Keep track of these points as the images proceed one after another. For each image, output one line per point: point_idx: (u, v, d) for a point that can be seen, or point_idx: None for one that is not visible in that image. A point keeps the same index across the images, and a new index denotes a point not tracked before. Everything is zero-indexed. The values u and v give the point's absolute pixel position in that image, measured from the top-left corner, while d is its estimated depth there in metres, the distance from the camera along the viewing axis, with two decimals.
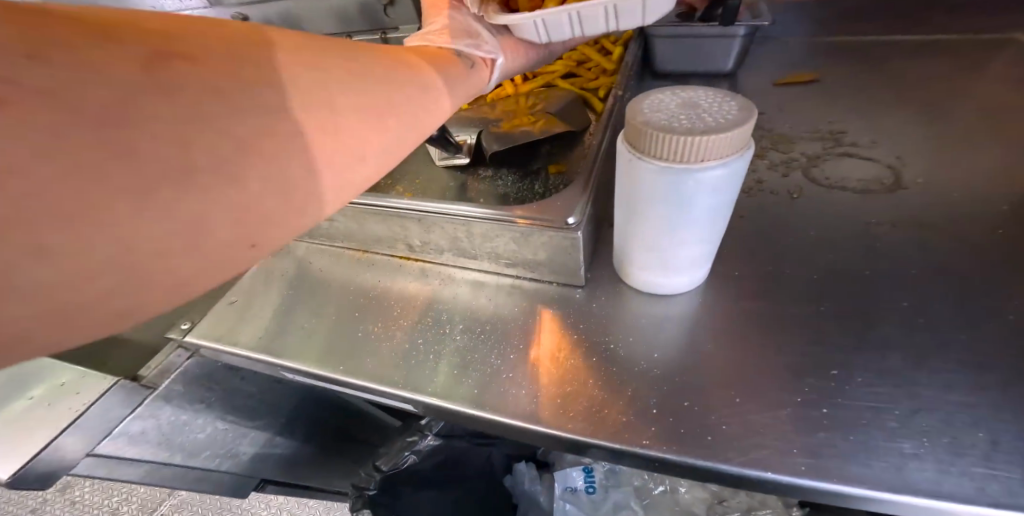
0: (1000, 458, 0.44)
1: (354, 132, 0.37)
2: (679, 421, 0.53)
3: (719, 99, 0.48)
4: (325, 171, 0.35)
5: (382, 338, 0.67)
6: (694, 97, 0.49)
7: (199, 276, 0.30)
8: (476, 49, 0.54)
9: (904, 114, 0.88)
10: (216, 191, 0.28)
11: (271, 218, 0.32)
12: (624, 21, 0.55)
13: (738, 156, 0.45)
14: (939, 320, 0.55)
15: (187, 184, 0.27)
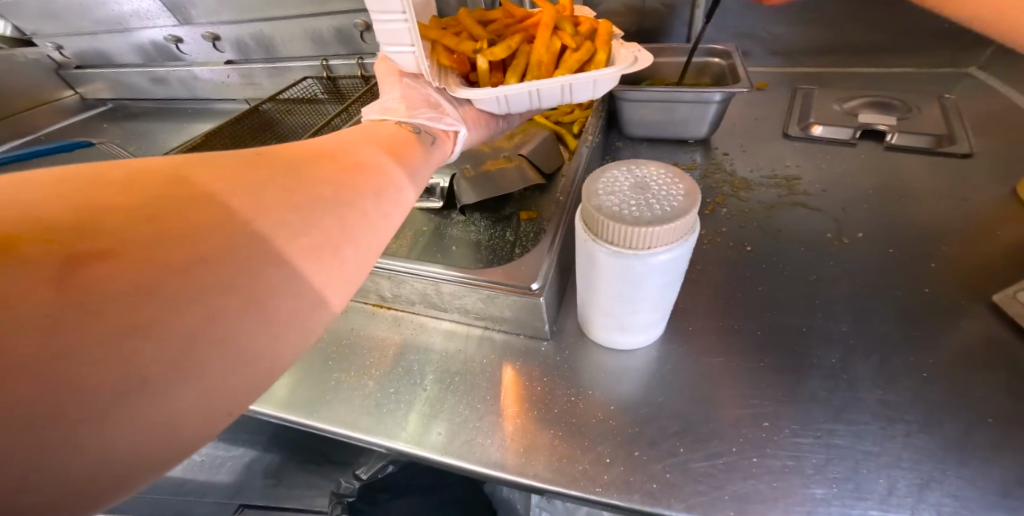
0: (894, 502, 0.49)
1: (341, 236, 0.41)
2: (628, 470, 0.56)
3: (671, 178, 0.48)
4: (310, 277, 0.38)
5: (354, 387, 0.70)
6: (646, 176, 0.49)
7: (213, 410, 0.31)
8: (439, 123, 0.61)
9: (854, 157, 0.93)
10: (230, 320, 0.32)
11: (272, 333, 0.34)
12: (575, 96, 0.65)
13: (683, 240, 0.47)
14: (864, 372, 0.60)
15: (185, 325, 0.30)
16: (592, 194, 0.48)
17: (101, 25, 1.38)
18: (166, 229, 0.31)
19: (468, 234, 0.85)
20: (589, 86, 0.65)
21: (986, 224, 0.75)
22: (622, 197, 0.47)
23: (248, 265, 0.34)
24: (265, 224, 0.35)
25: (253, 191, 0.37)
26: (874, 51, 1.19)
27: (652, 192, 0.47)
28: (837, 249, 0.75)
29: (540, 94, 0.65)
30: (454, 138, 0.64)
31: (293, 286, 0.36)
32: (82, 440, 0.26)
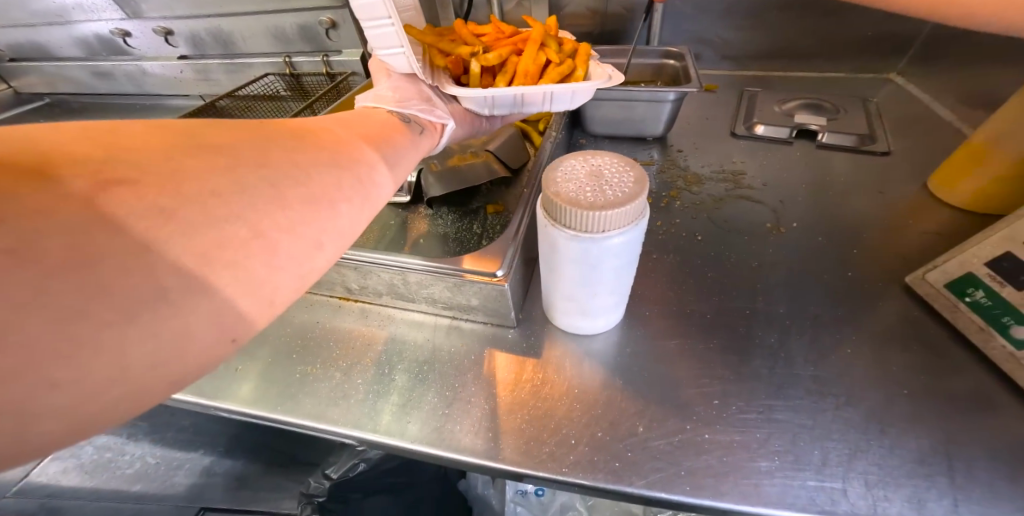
0: (828, 471, 0.54)
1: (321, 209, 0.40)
2: (592, 450, 0.59)
3: (623, 168, 0.52)
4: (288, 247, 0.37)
5: (320, 379, 0.70)
6: (600, 165, 0.52)
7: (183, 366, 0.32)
8: (428, 115, 0.63)
9: (793, 154, 1.01)
10: (200, 279, 0.31)
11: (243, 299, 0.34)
12: (556, 105, 0.70)
13: (635, 224, 0.51)
14: (799, 351, 0.65)
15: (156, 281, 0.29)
16: (551, 181, 0.51)
17: (39, 17, 1.31)
18: (141, 182, 0.31)
19: (436, 228, 0.87)
20: (569, 94, 0.69)
21: (903, 214, 0.83)
22: (579, 184, 0.50)
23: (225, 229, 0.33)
24: (239, 185, 0.35)
25: (232, 155, 0.37)
26: (810, 57, 1.29)
27: (605, 180, 0.50)
28: (777, 238, 0.81)
29: (525, 99, 0.69)
30: (442, 131, 0.66)
31: (268, 253, 0.36)
32: (34, 387, 0.26)
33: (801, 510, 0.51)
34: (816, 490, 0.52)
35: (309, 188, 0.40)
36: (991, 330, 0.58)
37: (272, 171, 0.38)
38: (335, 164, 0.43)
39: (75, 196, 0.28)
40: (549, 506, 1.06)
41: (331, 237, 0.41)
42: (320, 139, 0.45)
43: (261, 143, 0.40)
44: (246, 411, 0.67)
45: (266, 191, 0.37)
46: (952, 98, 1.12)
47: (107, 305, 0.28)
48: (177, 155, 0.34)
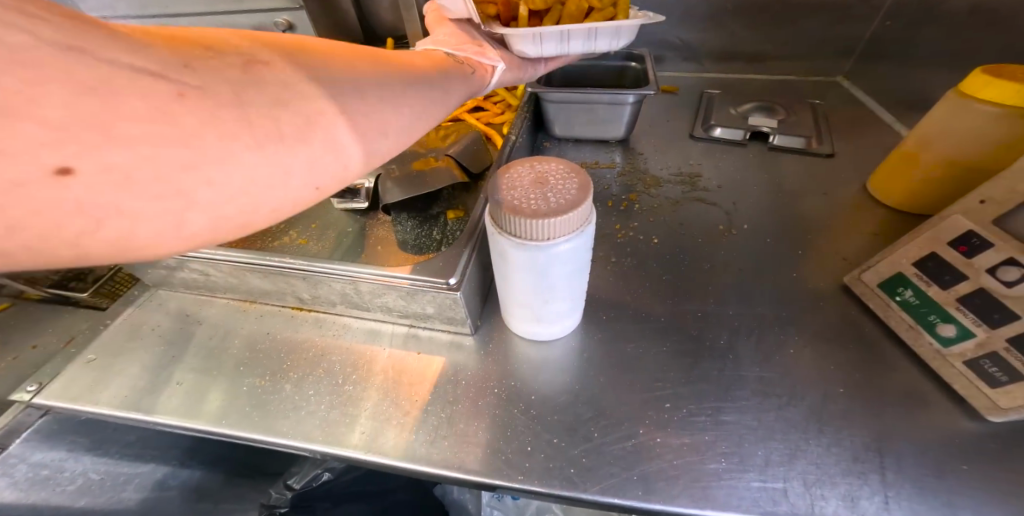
0: (772, 471, 0.55)
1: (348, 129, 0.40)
2: (548, 456, 0.60)
3: (567, 174, 0.52)
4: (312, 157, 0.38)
5: (268, 391, 0.68)
6: (544, 172, 0.52)
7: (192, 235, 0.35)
8: (477, 55, 0.67)
9: (747, 156, 1.04)
10: (222, 165, 0.34)
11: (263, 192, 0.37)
12: (602, 43, 0.72)
13: (581, 229, 0.51)
14: (746, 351, 0.67)
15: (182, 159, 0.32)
16: (495, 189, 0.51)
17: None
18: (135, 106, 0.30)
19: (395, 234, 0.86)
20: (613, 30, 0.70)
21: (847, 214, 0.87)
22: (523, 191, 0.50)
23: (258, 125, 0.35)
24: (274, 92, 0.36)
25: (231, 70, 0.34)
26: (764, 60, 1.33)
27: (549, 187, 0.51)
28: (729, 239, 0.83)
29: (570, 39, 0.71)
30: (492, 72, 0.69)
31: (294, 157, 0.37)
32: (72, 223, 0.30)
33: (746, 512, 0.52)
34: (760, 490, 0.54)
35: (294, 126, 0.36)
36: (919, 328, 0.60)
37: (263, 98, 0.35)
38: (335, 101, 0.39)
39: (63, 72, 0.28)
40: (524, 508, 1.06)
41: (312, 188, 0.40)
42: (331, 66, 0.41)
43: (270, 65, 0.37)
44: (191, 426, 0.64)
45: (248, 124, 0.34)
46: (893, 100, 1.18)
47: (84, 215, 0.30)
48: (192, 70, 0.33)
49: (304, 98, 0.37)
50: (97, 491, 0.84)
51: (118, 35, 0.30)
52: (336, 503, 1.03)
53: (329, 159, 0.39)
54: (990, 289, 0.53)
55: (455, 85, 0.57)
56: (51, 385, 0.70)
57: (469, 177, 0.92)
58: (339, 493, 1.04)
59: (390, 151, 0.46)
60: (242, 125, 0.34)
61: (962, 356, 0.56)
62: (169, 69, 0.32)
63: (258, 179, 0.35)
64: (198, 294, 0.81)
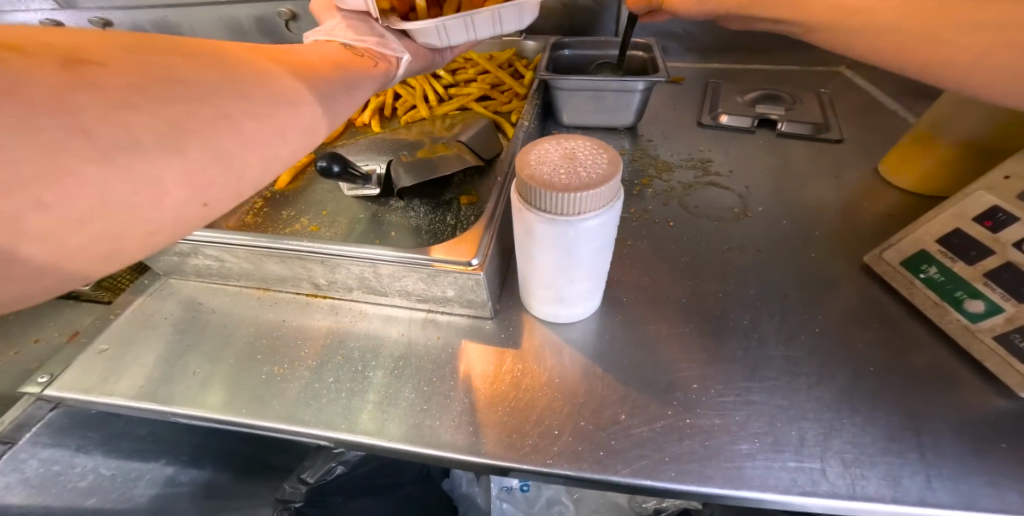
0: (807, 452, 0.54)
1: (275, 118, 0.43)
2: (576, 440, 0.59)
3: (596, 150, 0.52)
4: (243, 148, 0.41)
5: (287, 379, 0.67)
6: (573, 147, 0.52)
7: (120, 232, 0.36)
8: (385, 49, 0.68)
9: (756, 143, 1.04)
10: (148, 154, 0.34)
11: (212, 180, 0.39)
12: (505, 25, 0.73)
13: (607, 206, 0.51)
14: (768, 333, 0.67)
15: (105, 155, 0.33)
16: (525, 162, 0.50)
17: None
18: (44, 103, 0.31)
19: (408, 220, 0.85)
20: (515, 13, 0.71)
21: (858, 197, 0.87)
22: (553, 166, 0.50)
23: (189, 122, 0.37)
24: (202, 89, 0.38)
25: (85, 79, 0.33)
26: (767, 50, 1.34)
27: (579, 162, 0.50)
28: (744, 222, 0.83)
29: (474, 26, 0.72)
30: (397, 64, 0.69)
31: (225, 145, 0.39)
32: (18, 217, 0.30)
33: (783, 492, 0.51)
34: (796, 471, 0.53)
35: (152, 133, 0.35)
36: (945, 305, 0.60)
37: (99, 104, 0.33)
38: (219, 107, 0.39)
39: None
40: (535, 500, 1.07)
41: (237, 172, 0.41)
42: (198, 65, 0.39)
43: (135, 71, 0.35)
44: (209, 416, 0.63)
45: (84, 133, 0.32)
46: (893, 88, 1.19)
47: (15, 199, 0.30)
48: (83, 74, 0.33)
49: (206, 103, 0.38)
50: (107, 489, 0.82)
51: None
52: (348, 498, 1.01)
53: (263, 147, 0.42)
54: (1017, 262, 0.53)
55: (349, 85, 0.56)
56: (62, 376, 0.68)
57: (481, 163, 0.91)
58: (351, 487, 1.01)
59: (291, 157, 0.47)
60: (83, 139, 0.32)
61: (991, 331, 0.56)
62: (17, 80, 0.30)
63: (112, 194, 0.33)
64: (209, 283, 0.80)
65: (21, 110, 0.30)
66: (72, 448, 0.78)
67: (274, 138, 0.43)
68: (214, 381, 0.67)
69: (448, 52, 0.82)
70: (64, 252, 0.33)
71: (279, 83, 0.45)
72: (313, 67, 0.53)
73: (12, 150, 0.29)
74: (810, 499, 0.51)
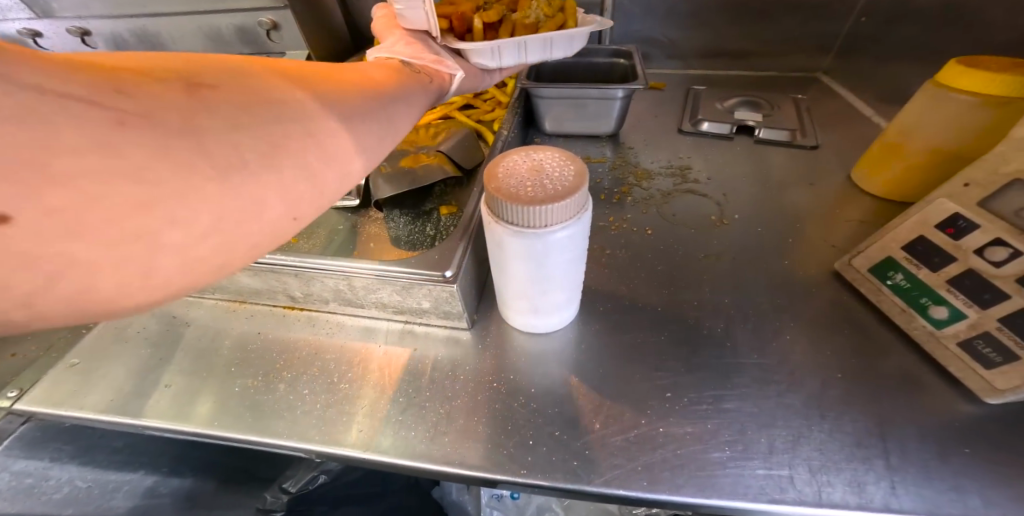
0: (776, 459, 0.55)
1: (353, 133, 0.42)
2: (551, 450, 0.59)
3: (562, 162, 0.52)
4: (326, 166, 0.39)
5: (262, 391, 0.66)
6: (539, 161, 0.52)
7: (205, 259, 0.34)
8: (439, 64, 0.67)
9: (735, 149, 1.06)
10: (235, 176, 0.33)
11: (297, 199, 0.38)
12: (558, 49, 0.75)
13: (572, 216, 0.51)
14: (741, 340, 0.67)
15: (198, 178, 0.31)
16: (491, 177, 0.51)
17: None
18: (135, 119, 0.29)
19: (387, 231, 0.85)
20: (566, 39, 0.74)
21: (833, 203, 0.88)
22: (519, 179, 0.50)
23: (280, 142, 0.35)
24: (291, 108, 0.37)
25: (177, 94, 0.31)
26: (746, 56, 1.35)
27: (543, 174, 0.50)
28: (721, 230, 0.84)
29: (528, 48, 0.74)
30: (451, 81, 0.68)
31: (314, 160, 0.38)
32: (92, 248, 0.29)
33: (752, 500, 0.52)
34: (765, 478, 0.53)
35: (257, 154, 0.34)
36: (911, 311, 0.61)
37: (200, 123, 0.31)
38: (301, 124, 0.37)
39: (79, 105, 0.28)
40: (524, 507, 1.06)
41: (319, 189, 0.39)
42: (280, 83, 0.38)
43: (220, 88, 0.34)
44: (180, 430, 0.62)
45: (202, 151, 0.31)
46: (869, 93, 1.21)
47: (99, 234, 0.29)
48: (172, 89, 0.31)
49: (292, 118, 0.37)
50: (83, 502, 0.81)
51: (51, 61, 0.28)
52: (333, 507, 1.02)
53: (343, 165, 0.41)
54: (978, 271, 0.54)
55: (410, 97, 0.54)
56: (34, 390, 0.68)
57: (461, 172, 0.92)
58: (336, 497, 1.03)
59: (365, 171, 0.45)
60: (197, 155, 0.31)
61: (955, 337, 0.56)
62: (105, 96, 0.29)
63: (207, 219, 0.32)
64: (185, 296, 0.79)
65: (107, 130, 0.28)
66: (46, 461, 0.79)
67: (352, 154, 0.42)
68: (220, 399, 0.66)
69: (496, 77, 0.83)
70: (176, 270, 0.33)
71: (354, 98, 0.44)
72: (380, 79, 0.51)
73: (108, 174, 0.28)
74: (779, 506, 0.51)
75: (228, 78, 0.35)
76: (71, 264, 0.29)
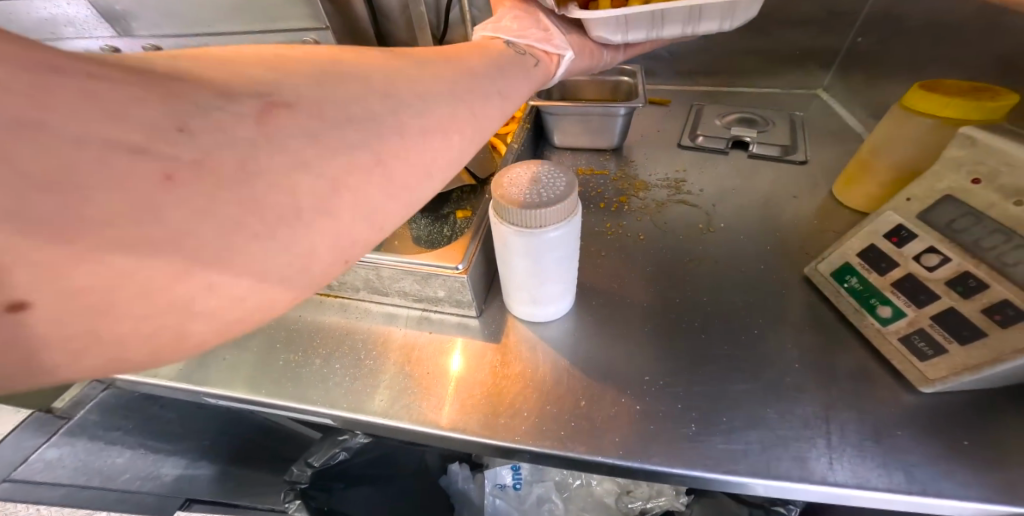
0: (737, 434, 0.64)
1: (415, 151, 0.44)
2: (542, 420, 0.69)
3: (556, 173, 0.62)
4: (380, 196, 0.41)
5: (301, 364, 0.79)
6: (537, 172, 0.63)
7: (257, 306, 0.35)
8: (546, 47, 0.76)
9: (729, 163, 1.14)
10: (285, 221, 0.34)
11: (353, 237, 0.39)
12: (701, 24, 0.73)
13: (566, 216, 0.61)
14: (716, 335, 0.76)
15: (242, 231, 0.32)
16: (497, 188, 0.62)
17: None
18: (182, 171, 0.29)
19: (409, 231, 0.96)
20: (719, 10, 0.70)
21: (814, 215, 0.96)
22: (521, 187, 0.61)
23: (340, 178, 0.37)
24: (355, 135, 0.39)
25: (244, 127, 0.33)
26: (747, 74, 1.44)
27: (540, 184, 0.61)
28: (707, 237, 0.93)
29: (663, 20, 0.73)
30: (557, 61, 0.78)
31: (382, 183, 0.41)
32: (128, 320, 0.30)
33: (711, 468, 0.61)
34: (725, 451, 0.62)
35: (316, 195, 0.36)
36: (863, 311, 0.69)
37: (260, 165, 0.33)
38: (365, 151, 0.39)
39: (103, 163, 0.27)
40: (525, 497, 1.16)
41: (377, 222, 0.41)
42: (348, 107, 0.40)
43: (291, 107, 0.36)
44: (229, 393, 0.75)
45: (256, 208, 0.33)
46: (862, 110, 1.28)
47: (143, 301, 0.30)
48: (238, 116, 0.33)
49: (352, 145, 0.39)
50: (139, 466, 0.96)
51: (98, 100, 0.28)
52: (350, 484, 1.13)
53: (397, 194, 0.43)
54: (917, 275, 0.62)
55: (487, 97, 0.55)
56: None
57: (476, 181, 1.03)
58: (353, 474, 1.13)
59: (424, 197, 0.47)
60: (251, 210, 0.32)
61: (897, 333, 0.64)
62: (158, 141, 0.29)
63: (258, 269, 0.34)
64: None
65: (151, 189, 0.28)
66: (113, 429, 0.92)
67: (412, 182, 0.44)
68: (264, 373, 0.78)
69: (618, 51, 0.88)
70: (213, 331, 0.34)
71: (427, 108, 0.46)
72: (460, 76, 0.54)
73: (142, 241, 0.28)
74: (734, 474, 0.60)
75: (301, 96, 0.37)
76: (113, 322, 0.29)
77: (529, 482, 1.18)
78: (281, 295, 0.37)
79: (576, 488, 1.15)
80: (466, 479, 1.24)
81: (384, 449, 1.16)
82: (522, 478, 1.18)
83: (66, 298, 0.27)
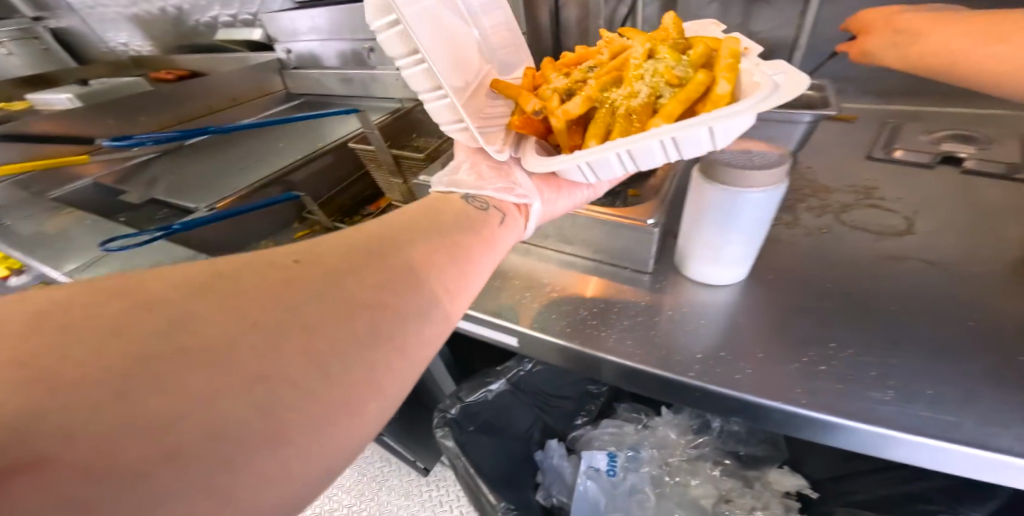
0: (933, 405, 0.64)
1: (414, 309, 0.53)
2: (717, 364, 0.74)
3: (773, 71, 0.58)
4: (394, 360, 0.49)
5: (491, 289, 0.95)
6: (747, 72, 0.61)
7: (324, 455, 0.42)
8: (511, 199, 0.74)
9: (932, 177, 1.09)
10: (319, 390, 0.43)
11: (370, 384, 0.46)
12: (750, 180, 0.66)
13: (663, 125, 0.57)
14: (912, 322, 0.75)
15: (285, 404, 0.41)
16: (577, 151, 0.67)
17: (326, 45, 1.85)
18: (232, 350, 0.41)
19: None
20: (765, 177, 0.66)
21: None
22: (729, 154, 0.70)
23: (343, 342, 0.46)
24: (309, 337, 0.45)
25: (236, 338, 0.42)
26: (962, 93, 1.34)
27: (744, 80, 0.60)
28: (903, 240, 0.91)
29: (636, 158, 0.60)
30: (529, 214, 0.76)
31: (395, 357, 0.49)
32: (233, 483, 0.37)
33: (903, 429, 0.62)
34: (917, 417, 0.63)
35: (321, 376, 0.44)
36: None
37: (278, 341, 0.43)
38: (370, 325, 0.49)
39: (182, 388, 0.38)
40: (618, 483, 1.15)
41: (409, 370, 0.51)
42: (349, 293, 0.50)
43: (286, 286, 0.48)
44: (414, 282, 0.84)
45: (253, 384, 0.40)
46: None
47: (225, 460, 0.37)
48: (215, 317, 0.43)
49: (357, 341, 0.47)
50: None
51: (107, 349, 0.38)
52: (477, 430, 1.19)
53: (415, 351, 0.52)
54: None
55: (466, 261, 0.63)
56: None
57: None
58: (481, 421, 1.19)
59: (435, 340, 0.55)
60: (281, 391, 0.41)
61: None
62: (242, 333, 0.42)
63: (298, 432, 0.41)
64: None
65: (190, 375, 0.39)
66: None
67: (415, 321, 0.53)
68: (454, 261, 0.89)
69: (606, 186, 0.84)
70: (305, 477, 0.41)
71: (406, 275, 0.55)
72: (444, 224, 0.65)
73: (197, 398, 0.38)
74: (926, 438, 0.61)
75: (300, 284, 0.49)
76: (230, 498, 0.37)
77: (624, 470, 1.18)
78: (334, 446, 0.43)
79: (673, 487, 1.16)
80: (562, 458, 1.28)
81: (507, 403, 1.23)
82: (617, 465, 1.18)
83: (155, 488, 0.34)
